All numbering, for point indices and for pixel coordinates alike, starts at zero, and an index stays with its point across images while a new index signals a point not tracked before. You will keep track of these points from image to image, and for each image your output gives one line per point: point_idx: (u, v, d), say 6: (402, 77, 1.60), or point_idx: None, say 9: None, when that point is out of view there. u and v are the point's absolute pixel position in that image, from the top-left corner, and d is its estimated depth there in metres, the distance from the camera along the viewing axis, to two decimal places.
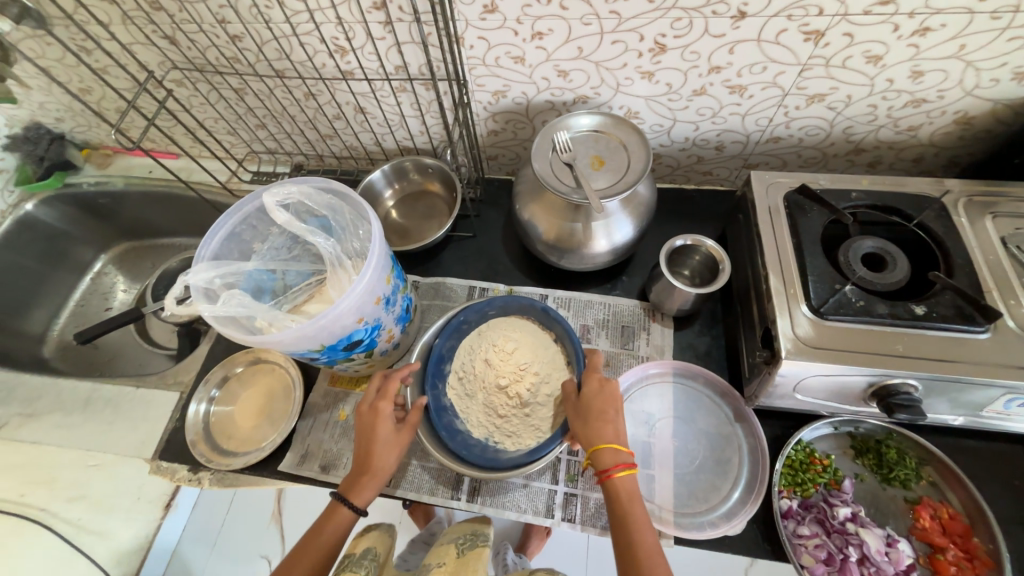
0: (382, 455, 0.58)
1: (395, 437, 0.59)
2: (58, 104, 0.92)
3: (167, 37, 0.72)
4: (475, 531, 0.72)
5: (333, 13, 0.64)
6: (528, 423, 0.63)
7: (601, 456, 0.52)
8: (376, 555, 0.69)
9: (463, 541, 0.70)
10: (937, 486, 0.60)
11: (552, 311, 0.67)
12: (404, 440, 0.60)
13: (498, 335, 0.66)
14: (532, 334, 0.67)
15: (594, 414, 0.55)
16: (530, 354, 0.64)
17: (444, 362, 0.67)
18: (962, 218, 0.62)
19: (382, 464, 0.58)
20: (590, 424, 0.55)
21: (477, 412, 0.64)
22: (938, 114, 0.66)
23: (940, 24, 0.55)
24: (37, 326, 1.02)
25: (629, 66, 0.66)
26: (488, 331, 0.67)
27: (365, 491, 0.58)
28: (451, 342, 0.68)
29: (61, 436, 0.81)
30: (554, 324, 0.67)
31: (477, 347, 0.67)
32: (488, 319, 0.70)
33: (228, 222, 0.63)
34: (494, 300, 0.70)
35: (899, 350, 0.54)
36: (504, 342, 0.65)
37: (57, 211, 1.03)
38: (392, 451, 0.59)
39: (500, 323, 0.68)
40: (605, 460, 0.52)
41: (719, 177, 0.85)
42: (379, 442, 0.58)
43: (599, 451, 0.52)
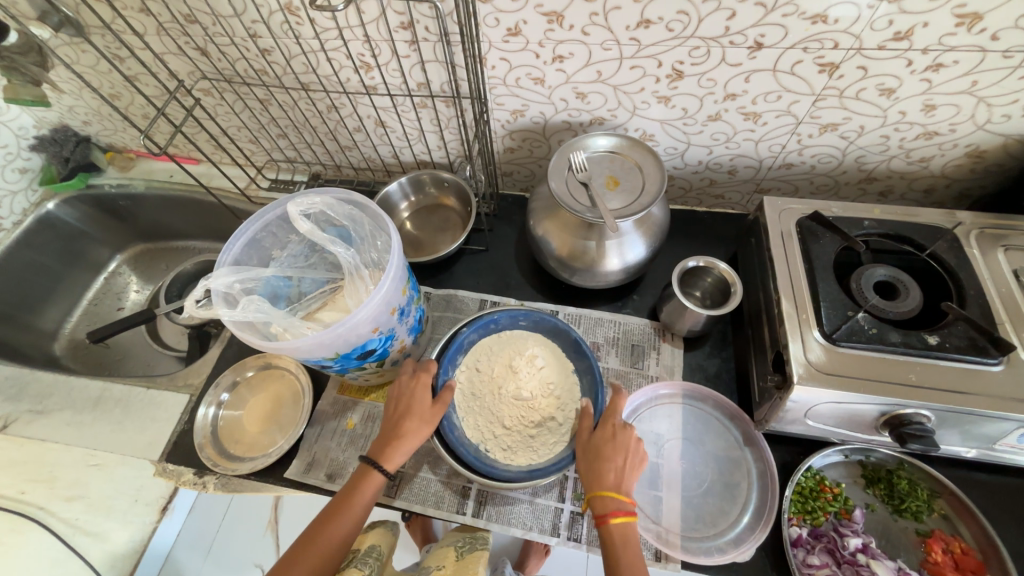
0: (416, 419, 0.59)
1: (431, 407, 0.60)
2: (86, 108, 0.94)
3: (198, 48, 0.75)
4: (474, 534, 0.73)
5: (361, 31, 0.66)
6: (526, 433, 0.63)
7: (597, 501, 0.53)
8: (381, 552, 0.70)
9: (462, 544, 0.71)
10: (949, 520, 0.60)
11: (584, 345, 0.67)
12: (440, 410, 0.60)
13: (526, 347, 0.68)
14: (555, 357, 0.68)
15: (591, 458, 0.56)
16: (553, 366, 0.67)
17: (460, 354, 0.68)
18: (973, 249, 0.63)
19: (415, 430, 0.59)
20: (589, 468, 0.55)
21: (481, 418, 0.64)
22: (949, 147, 0.67)
23: (952, 61, 0.56)
24: (50, 323, 1.03)
25: (647, 91, 0.68)
26: (513, 339, 0.69)
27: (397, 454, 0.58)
28: (474, 336, 0.69)
29: (68, 434, 0.81)
30: (578, 362, 0.67)
31: (501, 352, 0.68)
32: (518, 327, 0.71)
33: (250, 228, 0.64)
34: (531, 312, 0.71)
35: (911, 380, 0.54)
36: (528, 355, 0.67)
37: (77, 211, 1.05)
38: (426, 419, 0.59)
39: (527, 337, 0.69)
40: (604, 505, 0.53)
41: (731, 201, 0.86)
42: (415, 407, 0.60)
43: (599, 495, 0.53)
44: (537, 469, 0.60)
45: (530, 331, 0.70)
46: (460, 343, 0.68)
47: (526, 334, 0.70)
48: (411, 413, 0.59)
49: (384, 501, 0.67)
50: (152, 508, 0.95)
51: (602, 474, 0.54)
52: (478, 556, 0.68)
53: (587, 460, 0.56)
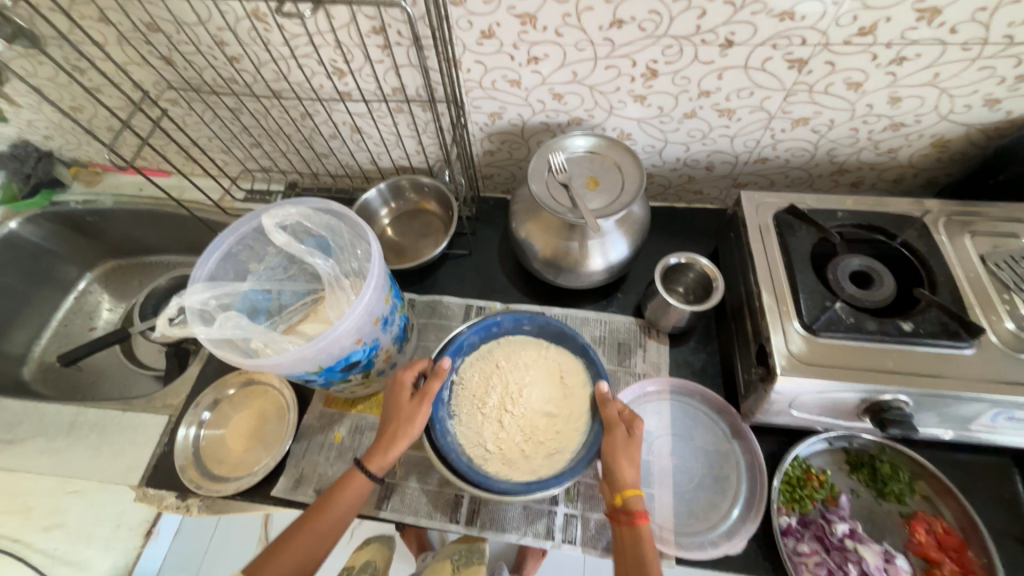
0: (404, 418, 0.59)
1: (412, 403, 0.60)
2: (47, 122, 0.90)
3: (163, 57, 0.72)
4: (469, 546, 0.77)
5: (332, 36, 0.65)
6: (520, 447, 0.62)
7: (635, 500, 0.54)
8: (376, 567, 0.81)
9: (458, 557, 0.76)
10: (931, 500, 0.61)
11: (592, 351, 0.66)
12: (422, 404, 0.59)
13: (527, 354, 0.68)
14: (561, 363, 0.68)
15: (629, 457, 0.56)
16: (560, 373, 0.67)
17: (462, 354, 0.68)
18: (942, 236, 0.65)
19: (407, 425, 0.58)
20: (630, 467, 0.56)
21: (476, 429, 0.63)
22: (916, 137, 0.69)
23: (915, 54, 0.58)
24: (18, 347, 0.99)
25: (622, 90, 0.68)
26: (515, 344, 0.69)
27: (383, 458, 0.58)
28: (476, 337, 0.69)
29: (41, 463, 0.78)
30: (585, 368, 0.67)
31: (501, 359, 0.68)
32: (521, 332, 0.70)
33: (224, 242, 0.62)
34: (534, 317, 0.70)
35: (889, 366, 0.56)
36: (531, 365, 0.67)
37: (42, 229, 1.01)
38: (414, 417, 0.59)
39: (530, 343, 0.69)
40: (640, 504, 0.54)
41: (709, 196, 0.87)
42: (402, 409, 0.60)
43: (636, 494, 0.55)
44: (540, 483, 0.57)
45: (535, 336, 0.70)
46: (461, 344, 0.68)
47: (529, 340, 0.70)
48: (399, 413, 0.60)
49: (375, 513, 0.66)
50: (137, 532, 0.91)
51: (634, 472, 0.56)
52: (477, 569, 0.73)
53: (626, 458, 0.56)
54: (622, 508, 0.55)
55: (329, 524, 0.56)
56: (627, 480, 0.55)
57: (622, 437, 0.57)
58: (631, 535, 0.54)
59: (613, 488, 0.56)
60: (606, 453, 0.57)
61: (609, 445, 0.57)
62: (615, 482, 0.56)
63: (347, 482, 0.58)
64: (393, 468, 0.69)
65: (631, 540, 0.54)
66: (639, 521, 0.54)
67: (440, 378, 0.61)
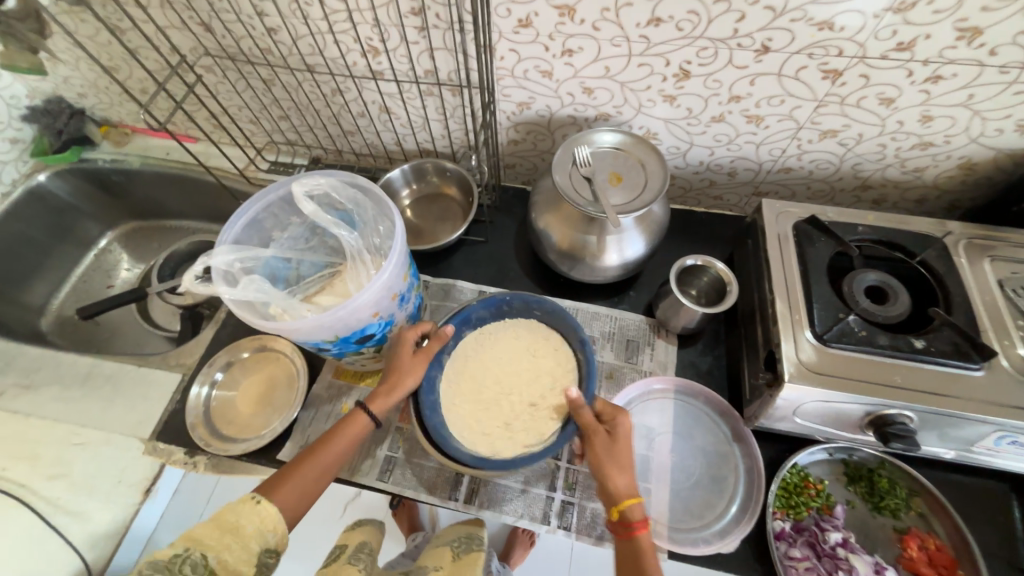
0: (405, 372, 0.61)
1: (414, 358, 0.62)
2: (83, 79, 0.92)
3: (203, 23, 0.73)
4: (470, 534, 0.81)
5: (371, 14, 0.66)
6: (504, 421, 0.64)
7: (632, 508, 0.53)
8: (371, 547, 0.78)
9: (458, 544, 0.79)
10: (925, 518, 0.62)
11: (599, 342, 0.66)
12: (423, 360, 0.62)
13: (527, 336, 0.69)
14: (558, 350, 0.68)
15: (619, 465, 0.55)
16: (555, 360, 0.67)
17: (467, 327, 0.70)
18: (961, 258, 0.65)
19: (407, 376, 0.60)
20: (621, 475, 0.55)
21: (463, 401, 0.65)
22: (943, 158, 0.69)
23: (951, 74, 0.58)
24: (37, 299, 1.01)
25: (653, 89, 0.68)
26: (517, 324, 0.70)
27: (385, 403, 0.59)
28: (484, 312, 0.70)
29: (57, 410, 0.80)
30: (587, 358, 0.67)
31: (505, 332, 0.70)
32: (531, 315, 0.70)
33: (252, 209, 0.63)
34: (545, 302, 0.69)
35: (897, 382, 0.56)
36: (534, 347, 0.68)
37: (69, 184, 1.03)
38: (414, 369, 0.61)
39: (534, 325, 0.70)
40: (638, 513, 0.53)
41: (729, 203, 0.87)
42: (401, 362, 0.61)
43: (633, 503, 0.54)
44: (484, 461, 0.59)
45: (543, 322, 0.70)
46: (468, 317, 0.70)
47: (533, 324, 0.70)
48: (399, 367, 0.61)
49: (376, 484, 0.68)
50: (136, 489, 0.88)
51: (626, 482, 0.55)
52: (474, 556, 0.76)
53: (616, 466, 0.55)
54: (620, 520, 0.54)
55: (332, 457, 0.56)
56: (622, 490, 0.54)
57: (603, 442, 0.57)
58: (632, 545, 0.53)
59: (608, 498, 0.56)
60: (594, 463, 0.56)
61: (595, 449, 0.57)
62: (609, 493, 0.55)
63: (340, 433, 0.58)
64: (395, 443, 0.70)
65: (632, 550, 0.53)
66: (637, 532, 0.53)
67: (442, 340, 0.63)
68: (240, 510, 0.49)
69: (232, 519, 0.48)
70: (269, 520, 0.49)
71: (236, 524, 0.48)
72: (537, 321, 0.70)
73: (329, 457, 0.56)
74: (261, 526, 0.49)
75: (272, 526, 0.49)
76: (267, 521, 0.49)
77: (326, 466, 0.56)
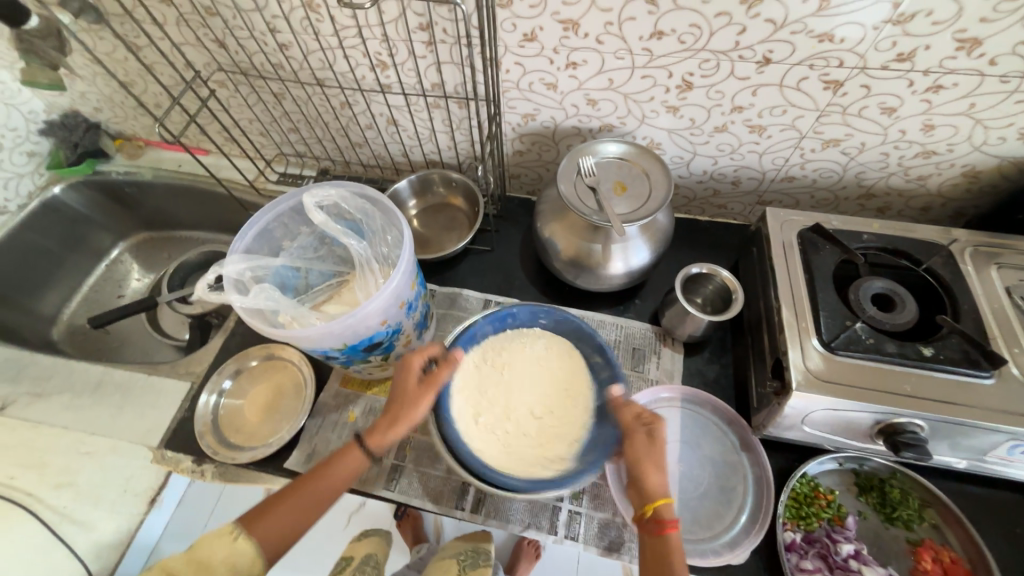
0: (410, 402, 0.59)
1: (420, 387, 0.60)
2: (99, 94, 0.95)
3: (217, 40, 0.75)
4: (475, 548, 0.81)
5: (380, 30, 0.68)
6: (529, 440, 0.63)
7: (665, 508, 0.52)
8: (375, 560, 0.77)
9: (465, 559, 0.80)
10: (939, 529, 0.61)
11: (609, 351, 0.66)
12: (429, 389, 0.60)
13: (537, 346, 0.70)
14: (570, 359, 0.69)
15: (655, 463, 0.54)
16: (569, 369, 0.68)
17: (473, 345, 0.69)
18: (967, 265, 0.65)
19: (413, 409, 0.59)
20: (657, 474, 0.54)
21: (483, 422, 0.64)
22: (947, 167, 0.70)
23: (952, 83, 0.59)
24: (50, 308, 1.03)
25: (656, 100, 0.69)
26: (521, 337, 0.70)
27: (385, 437, 0.58)
28: (489, 327, 0.70)
29: (67, 418, 0.81)
30: (599, 369, 0.67)
31: (512, 348, 0.69)
32: (538, 326, 0.71)
33: (263, 219, 0.65)
34: (550, 312, 0.71)
35: (906, 390, 0.56)
36: (545, 360, 0.69)
37: (83, 196, 1.05)
38: (418, 400, 0.59)
39: (544, 336, 0.71)
40: (670, 512, 0.52)
41: (733, 211, 0.87)
42: (405, 390, 0.60)
43: (666, 502, 0.52)
44: (539, 483, 0.57)
45: (551, 330, 0.71)
46: (474, 334, 0.69)
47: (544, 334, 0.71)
48: (405, 395, 0.59)
49: (383, 494, 0.68)
50: (140, 498, 0.85)
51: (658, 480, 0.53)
52: (481, 571, 0.77)
53: (653, 465, 0.54)
54: (652, 517, 0.53)
55: (316, 497, 0.56)
56: (656, 488, 0.53)
57: (643, 442, 0.55)
58: (660, 544, 0.52)
59: (640, 496, 0.54)
60: (632, 461, 0.55)
61: (632, 452, 0.55)
62: (643, 490, 0.54)
63: (333, 464, 0.58)
64: (401, 452, 0.71)
65: (661, 550, 0.51)
66: (668, 531, 0.52)
67: (450, 367, 0.61)
68: (216, 544, 0.51)
69: (205, 554, 0.50)
70: (240, 556, 0.51)
71: (208, 559, 0.50)
72: (545, 331, 0.71)
73: (312, 496, 0.56)
74: (231, 565, 0.51)
75: (243, 564, 0.51)
76: (239, 554, 0.51)
77: (307, 507, 0.56)
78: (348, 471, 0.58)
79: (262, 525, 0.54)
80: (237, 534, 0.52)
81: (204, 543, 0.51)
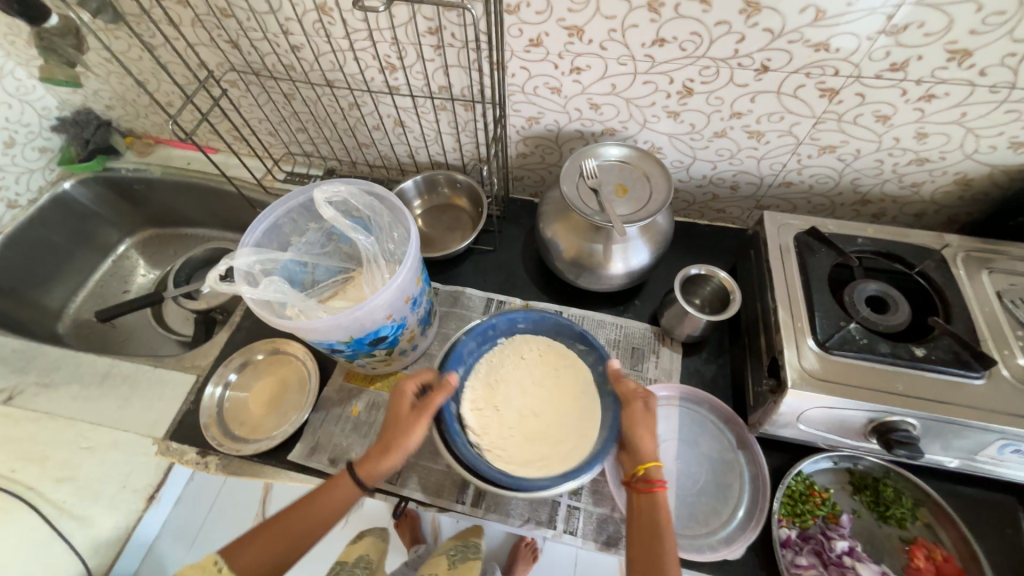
0: (401, 429, 0.59)
1: (412, 413, 0.60)
2: (112, 92, 0.97)
3: (230, 41, 0.77)
4: (465, 543, 0.81)
5: (390, 33, 0.70)
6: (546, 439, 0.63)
7: (656, 469, 0.54)
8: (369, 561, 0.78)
9: (455, 553, 0.79)
10: (931, 527, 0.62)
11: (589, 337, 0.69)
12: (420, 418, 0.59)
13: (526, 353, 0.71)
14: (556, 358, 0.70)
15: (649, 429, 0.57)
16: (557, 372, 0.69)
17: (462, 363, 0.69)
18: (959, 270, 0.66)
19: (404, 437, 0.58)
20: (649, 439, 0.56)
21: (496, 436, 0.64)
22: (940, 174, 0.72)
23: (943, 93, 0.61)
24: (55, 302, 1.04)
25: (658, 105, 0.71)
26: (507, 348, 0.71)
27: (377, 466, 0.59)
28: (472, 344, 0.70)
29: (74, 409, 0.82)
30: (584, 356, 0.70)
31: (501, 361, 0.70)
32: (519, 331, 0.72)
33: (273, 214, 0.66)
34: (527, 313, 0.72)
35: (899, 389, 0.57)
36: (527, 364, 0.70)
37: (91, 191, 1.07)
38: (410, 429, 0.59)
39: (529, 339, 0.72)
40: (660, 473, 0.55)
41: (732, 216, 0.89)
42: (395, 415, 0.60)
43: (657, 463, 0.55)
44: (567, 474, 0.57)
45: (532, 331, 0.72)
46: (459, 354, 0.69)
47: (528, 336, 0.72)
48: (397, 423, 0.60)
49: (386, 488, 0.69)
50: (138, 495, 0.84)
51: (649, 445, 0.56)
52: (471, 563, 0.76)
53: (647, 429, 0.57)
54: (642, 478, 0.55)
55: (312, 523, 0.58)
56: (647, 451, 0.56)
57: (640, 410, 0.58)
58: (649, 506, 0.54)
59: (632, 459, 0.57)
60: (628, 425, 0.58)
61: (632, 419, 0.58)
62: (636, 453, 0.56)
63: (325, 491, 0.59)
64: None
65: (648, 511, 0.53)
66: (657, 490, 0.54)
67: (445, 392, 0.61)
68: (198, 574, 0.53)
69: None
70: None
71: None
72: (524, 334, 0.73)
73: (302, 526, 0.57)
74: None
75: None
76: None
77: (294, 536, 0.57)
78: (339, 502, 0.59)
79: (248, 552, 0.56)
80: (220, 566, 0.54)
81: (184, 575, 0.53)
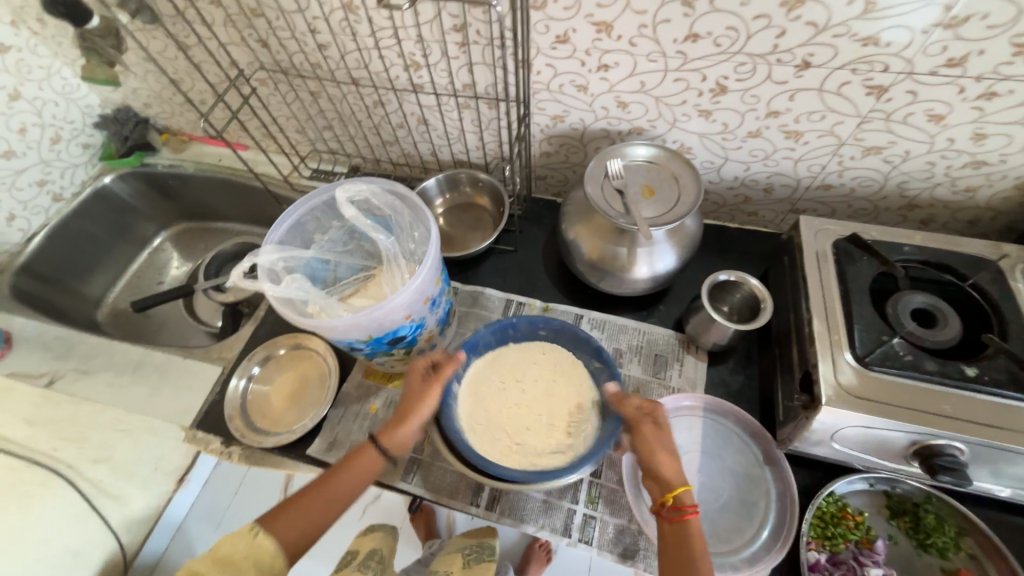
0: (416, 398, 0.61)
1: (424, 385, 0.62)
2: (149, 91, 1.00)
3: (260, 40, 0.79)
4: (481, 542, 0.80)
5: (415, 31, 0.69)
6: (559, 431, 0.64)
7: (685, 494, 0.52)
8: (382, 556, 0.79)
9: (469, 552, 0.78)
10: (977, 559, 0.57)
11: (605, 353, 0.67)
12: (434, 385, 0.62)
13: (541, 356, 0.70)
14: (568, 359, 0.69)
15: (670, 451, 0.55)
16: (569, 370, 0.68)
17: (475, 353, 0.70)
18: (1018, 283, 0.61)
19: (419, 403, 0.61)
20: (672, 462, 0.54)
21: (507, 425, 0.65)
22: (998, 178, 0.66)
23: (1007, 90, 0.56)
24: (95, 291, 1.08)
25: (688, 103, 0.68)
26: (522, 346, 0.71)
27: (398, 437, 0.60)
28: (489, 336, 0.70)
29: (109, 395, 0.86)
30: (597, 373, 0.68)
31: (519, 357, 0.70)
32: (537, 336, 0.72)
33: (296, 212, 0.67)
34: (549, 321, 0.71)
35: (946, 411, 0.53)
36: (544, 361, 0.69)
37: (130, 186, 1.11)
38: (425, 395, 0.61)
39: (544, 346, 0.71)
40: (690, 498, 0.52)
41: (764, 219, 0.85)
42: (411, 390, 0.62)
43: (685, 488, 0.52)
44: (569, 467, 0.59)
45: (549, 339, 0.72)
46: (475, 343, 0.70)
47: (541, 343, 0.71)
48: (411, 393, 0.62)
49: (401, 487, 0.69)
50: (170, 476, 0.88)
51: (674, 469, 0.54)
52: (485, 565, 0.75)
53: (667, 452, 0.55)
54: (671, 504, 0.52)
55: (336, 495, 0.57)
56: (671, 475, 0.53)
57: (651, 430, 0.56)
58: (680, 534, 0.51)
59: (658, 484, 0.54)
60: (642, 449, 0.56)
61: (645, 441, 0.56)
62: (659, 478, 0.54)
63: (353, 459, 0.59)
64: (419, 445, 0.72)
65: (680, 539, 0.50)
66: (689, 518, 0.51)
67: (453, 363, 0.63)
68: (236, 542, 0.52)
69: (230, 552, 0.51)
70: (262, 552, 0.51)
71: (232, 556, 0.51)
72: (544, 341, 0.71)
73: (331, 494, 0.57)
74: (255, 562, 0.51)
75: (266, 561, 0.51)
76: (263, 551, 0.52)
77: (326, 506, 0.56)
78: (366, 467, 0.59)
79: (282, 521, 0.54)
80: (257, 532, 0.53)
81: (224, 544, 0.51)
